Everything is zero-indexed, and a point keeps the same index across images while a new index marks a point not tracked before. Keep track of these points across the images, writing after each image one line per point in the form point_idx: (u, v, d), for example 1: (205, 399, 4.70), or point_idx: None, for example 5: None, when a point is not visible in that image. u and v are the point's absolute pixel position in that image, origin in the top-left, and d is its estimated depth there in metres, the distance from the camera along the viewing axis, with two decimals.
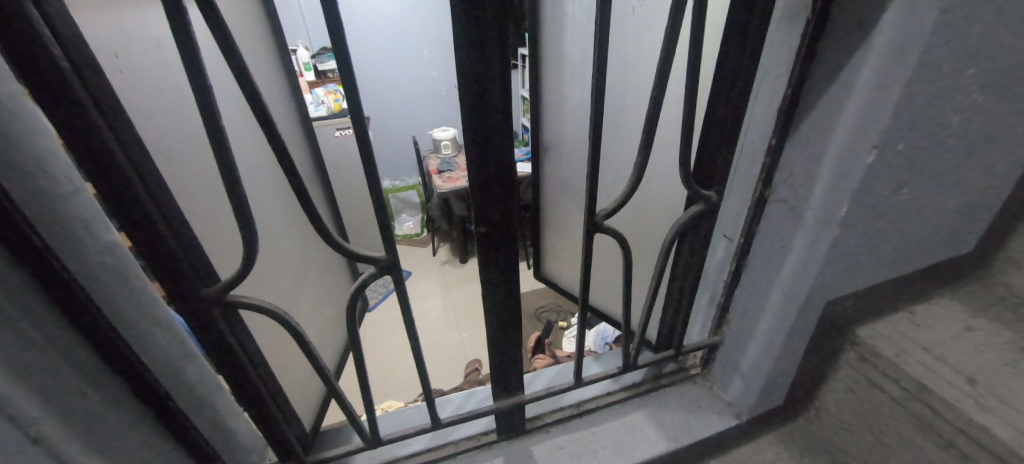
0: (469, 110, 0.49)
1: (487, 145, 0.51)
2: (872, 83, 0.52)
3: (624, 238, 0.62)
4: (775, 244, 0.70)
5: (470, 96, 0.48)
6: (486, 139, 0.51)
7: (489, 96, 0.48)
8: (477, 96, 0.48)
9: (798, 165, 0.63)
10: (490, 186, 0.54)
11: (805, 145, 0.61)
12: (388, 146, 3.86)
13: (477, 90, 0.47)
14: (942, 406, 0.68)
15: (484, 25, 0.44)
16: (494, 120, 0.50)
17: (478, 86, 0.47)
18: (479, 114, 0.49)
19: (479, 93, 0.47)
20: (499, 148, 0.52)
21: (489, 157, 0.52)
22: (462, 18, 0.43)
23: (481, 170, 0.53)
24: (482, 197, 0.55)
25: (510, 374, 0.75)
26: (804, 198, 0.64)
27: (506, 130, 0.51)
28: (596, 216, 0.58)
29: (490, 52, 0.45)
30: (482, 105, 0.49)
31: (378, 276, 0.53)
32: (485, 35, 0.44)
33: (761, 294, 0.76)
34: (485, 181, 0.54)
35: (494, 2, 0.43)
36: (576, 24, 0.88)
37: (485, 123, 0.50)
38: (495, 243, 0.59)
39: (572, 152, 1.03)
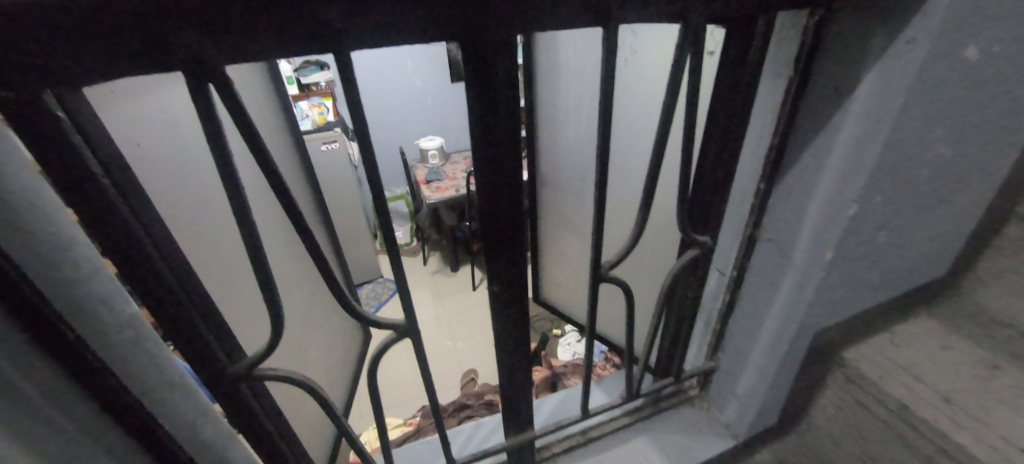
0: (482, 183, 0.51)
1: (498, 213, 0.53)
2: (852, 145, 0.56)
3: (626, 285, 0.65)
4: (767, 281, 0.74)
5: (482, 170, 0.50)
6: (496, 207, 0.53)
7: (500, 169, 0.50)
8: (487, 169, 0.50)
9: (785, 210, 0.67)
10: (502, 248, 0.56)
11: (792, 193, 0.65)
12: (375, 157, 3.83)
13: (489, 166, 0.49)
14: (924, 426, 0.74)
15: (496, 108, 0.46)
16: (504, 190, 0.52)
17: (489, 162, 0.49)
18: (490, 186, 0.51)
19: (491, 168, 0.49)
20: (510, 214, 0.54)
21: (500, 222, 0.54)
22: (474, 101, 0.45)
23: (493, 235, 0.55)
24: (494, 258, 0.57)
25: (520, 413, 0.78)
26: (792, 241, 0.68)
27: (517, 199, 0.53)
28: (601, 268, 0.61)
29: (502, 132, 0.47)
30: (492, 177, 0.51)
31: (397, 339, 0.55)
32: (496, 119, 0.46)
33: (754, 325, 0.80)
34: (497, 244, 0.56)
35: (505, 87, 0.45)
36: (570, 65, 0.92)
37: (496, 194, 0.52)
38: (505, 297, 0.61)
39: (568, 182, 1.07)
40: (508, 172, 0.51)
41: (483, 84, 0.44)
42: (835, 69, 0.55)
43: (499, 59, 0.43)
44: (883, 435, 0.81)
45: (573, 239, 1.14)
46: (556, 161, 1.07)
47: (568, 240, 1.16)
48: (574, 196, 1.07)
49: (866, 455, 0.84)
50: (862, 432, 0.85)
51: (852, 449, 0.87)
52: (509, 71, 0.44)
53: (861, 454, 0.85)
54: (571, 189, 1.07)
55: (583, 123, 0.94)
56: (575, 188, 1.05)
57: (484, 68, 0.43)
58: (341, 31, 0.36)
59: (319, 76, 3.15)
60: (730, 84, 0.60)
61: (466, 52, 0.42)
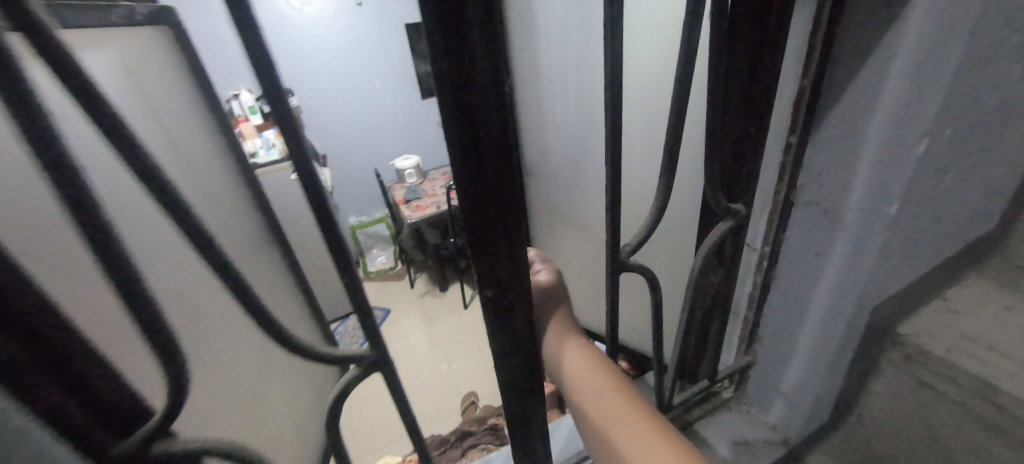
0: (459, 151, 0.37)
1: (485, 193, 0.39)
2: (913, 66, 0.45)
3: (651, 275, 0.52)
4: (810, 252, 0.62)
5: (456, 133, 0.36)
6: (483, 185, 0.38)
7: (484, 130, 0.36)
8: (464, 133, 0.36)
9: (826, 163, 0.56)
10: (493, 242, 0.42)
11: (834, 143, 0.54)
12: (348, 180, 3.66)
13: (466, 124, 0.35)
14: (1012, 404, 0.63)
15: (467, 35, 0.31)
16: (489, 162, 0.38)
17: (467, 121, 0.35)
18: (470, 157, 0.37)
19: (468, 134, 0.36)
20: (502, 194, 0.40)
21: (489, 207, 0.40)
22: (433, 28, 0.31)
23: (480, 225, 0.40)
24: (484, 256, 0.43)
25: (535, 448, 0.63)
26: (840, 200, 0.56)
27: (507, 172, 0.39)
28: (619, 253, 0.48)
29: (476, 81, 0.34)
30: (471, 144, 0.36)
31: (362, 376, 0.40)
32: (465, 61, 0.33)
33: (797, 307, 0.68)
34: (488, 237, 0.42)
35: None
36: (550, 34, 0.81)
37: (481, 167, 0.38)
38: (502, 306, 0.47)
39: (563, 168, 0.95)
40: (490, 140, 0.37)
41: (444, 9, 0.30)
42: None
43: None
44: (958, 419, 0.70)
45: (575, 230, 1.03)
46: (546, 145, 0.96)
47: (570, 232, 1.05)
48: (571, 182, 0.96)
49: (939, 445, 0.73)
50: (930, 418, 0.73)
51: (920, 439, 0.75)
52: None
53: (932, 443, 0.74)
54: (567, 175, 0.96)
55: (574, 98, 0.82)
56: (572, 173, 0.94)
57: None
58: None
59: (282, 103, 2.98)
60: (751, 12, 0.48)
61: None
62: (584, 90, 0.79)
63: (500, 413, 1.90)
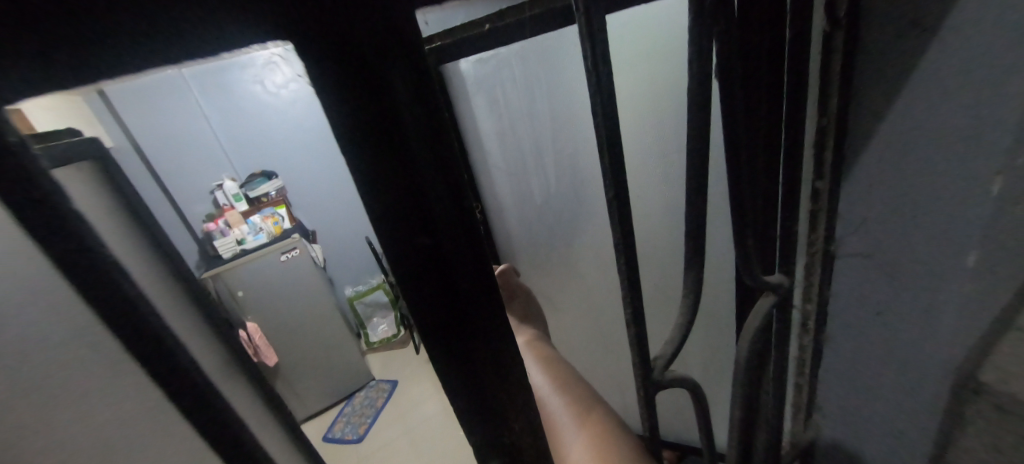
0: (402, 259, 0.25)
1: (451, 313, 0.27)
2: (967, 96, 0.37)
3: (693, 382, 0.41)
4: (872, 309, 0.53)
5: (394, 236, 0.24)
6: (445, 304, 0.27)
7: (433, 227, 0.24)
8: (403, 237, 0.24)
9: (871, 210, 0.48)
10: (478, 379, 0.29)
11: (877, 184, 0.46)
12: (340, 252, 3.56)
13: (405, 220, 0.24)
14: None
15: (385, 97, 0.21)
16: (455, 269, 0.26)
17: (405, 216, 0.24)
18: (421, 267, 0.25)
19: (407, 231, 0.24)
20: (479, 310, 0.28)
21: (463, 332, 0.28)
22: (331, 98, 0.20)
23: (454, 358, 0.28)
24: (469, 401, 0.30)
25: None
26: (898, 249, 0.47)
27: (482, 277, 0.27)
28: (652, 369, 0.38)
29: (421, 197, 0.23)
30: (418, 250, 0.25)
31: None
32: (411, 178, 0.23)
33: (866, 370, 0.58)
34: (470, 375, 0.29)
35: (384, 44, 0.20)
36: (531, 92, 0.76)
37: (442, 277, 0.26)
38: (508, 460, 0.33)
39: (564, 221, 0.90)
40: (460, 270, 0.26)
41: (366, 112, 0.21)
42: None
43: (391, 60, 0.20)
44: None
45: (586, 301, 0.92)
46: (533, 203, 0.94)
47: (578, 288, 0.99)
48: (568, 238, 0.92)
49: None
50: None
51: None
52: (411, 89, 0.21)
53: None
54: (559, 225, 0.93)
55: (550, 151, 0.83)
56: (566, 227, 0.91)
57: (343, 44, 0.19)
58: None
59: (267, 187, 2.96)
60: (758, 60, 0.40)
61: (308, 60, 0.20)
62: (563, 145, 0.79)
63: None
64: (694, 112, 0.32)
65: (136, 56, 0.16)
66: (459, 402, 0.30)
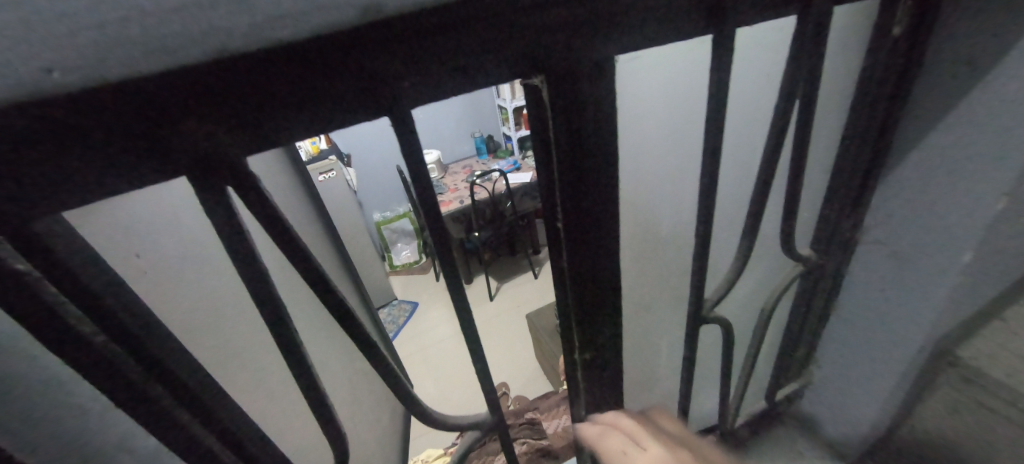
0: (570, 218, 0.37)
1: (590, 255, 0.40)
2: (999, 125, 0.46)
3: (727, 322, 0.55)
4: (878, 284, 0.65)
5: (569, 202, 0.36)
6: (587, 250, 0.39)
7: (594, 195, 0.36)
8: (573, 202, 0.36)
9: (899, 207, 0.57)
10: (594, 303, 0.43)
11: (909, 187, 0.55)
12: (371, 179, 3.69)
13: (577, 191, 0.36)
14: None
15: (584, 110, 0.32)
16: (597, 228, 0.39)
17: (578, 189, 0.36)
18: (578, 225, 0.38)
19: (576, 199, 0.36)
20: (605, 254, 0.40)
21: (593, 270, 0.41)
22: (556, 110, 0.31)
23: (582, 287, 0.41)
24: (585, 318, 0.44)
25: None
26: (914, 241, 0.58)
27: (612, 233, 0.39)
28: (701, 307, 0.52)
29: (590, 180, 0.36)
30: (580, 213, 0.37)
31: (481, 437, 0.45)
32: (584, 166, 0.35)
33: (863, 333, 0.71)
34: (590, 299, 0.43)
35: (590, 76, 0.31)
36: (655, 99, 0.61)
37: (587, 232, 0.38)
38: (597, 361, 0.48)
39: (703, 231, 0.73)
40: (602, 216, 0.38)
41: (570, 122, 0.32)
42: (966, 37, 0.45)
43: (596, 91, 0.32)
44: None
45: None
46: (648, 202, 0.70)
47: None
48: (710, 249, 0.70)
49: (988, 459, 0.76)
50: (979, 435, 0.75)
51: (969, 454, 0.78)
52: (597, 111, 0.33)
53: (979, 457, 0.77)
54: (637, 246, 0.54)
55: None
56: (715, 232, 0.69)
57: (574, 75, 0.30)
58: (370, 53, 0.22)
59: None
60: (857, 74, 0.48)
61: (555, 93, 0.31)
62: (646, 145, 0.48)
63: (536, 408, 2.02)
64: (779, 121, 0.42)
65: (414, 37, 0.23)
66: (574, 320, 0.44)
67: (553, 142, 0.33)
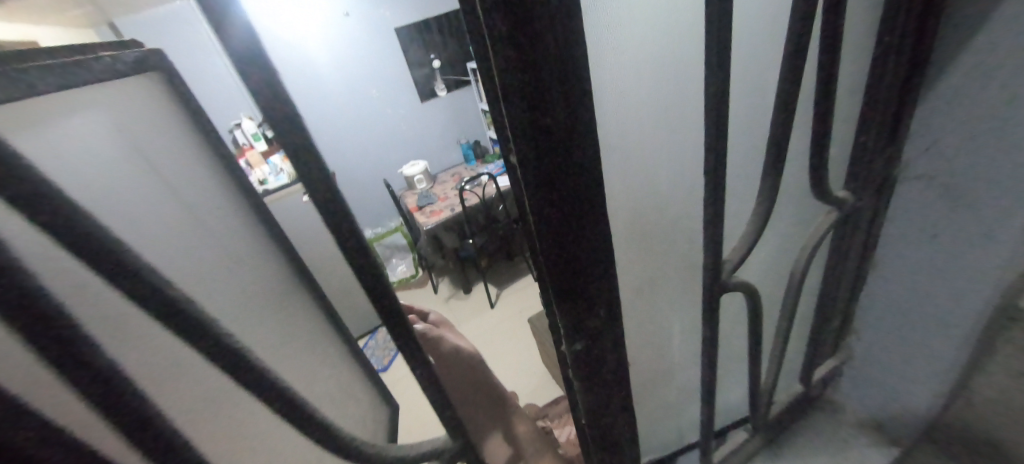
0: (525, 145, 0.30)
1: (557, 193, 0.32)
2: None
3: (754, 289, 0.45)
4: (926, 232, 0.54)
5: (521, 123, 0.29)
6: (551, 186, 0.32)
7: (550, 114, 0.30)
8: (524, 124, 0.29)
9: (947, 130, 0.48)
10: (569, 261, 0.35)
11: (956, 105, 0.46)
12: (357, 195, 3.57)
13: (530, 107, 0.29)
14: None
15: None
16: (561, 159, 0.31)
17: (530, 104, 0.29)
18: (537, 154, 0.30)
19: (531, 119, 0.29)
20: (574, 192, 0.33)
21: (562, 213, 0.33)
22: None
23: (552, 238, 0.33)
24: (563, 284, 0.35)
25: None
26: (969, 170, 0.48)
27: (580, 166, 0.32)
28: (721, 273, 0.41)
29: (553, 113, 0.30)
30: (535, 137, 0.30)
31: None
32: (536, 65, 0.28)
33: (912, 294, 0.60)
34: (565, 255, 0.34)
35: None
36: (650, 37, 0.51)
37: (549, 163, 0.31)
38: (588, 351, 0.38)
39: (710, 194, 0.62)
40: (565, 141, 0.31)
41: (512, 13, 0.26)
42: None
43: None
44: None
45: None
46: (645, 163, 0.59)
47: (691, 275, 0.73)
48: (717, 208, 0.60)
49: None
50: None
51: None
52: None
53: None
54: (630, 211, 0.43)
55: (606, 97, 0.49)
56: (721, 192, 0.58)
57: None
58: None
59: None
60: None
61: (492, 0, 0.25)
62: (636, 72, 0.36)
63: (546, 417, 1.88)
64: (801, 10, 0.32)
65: None
66: (554, 289, 0.35)
67: (491, 38, 0.27)
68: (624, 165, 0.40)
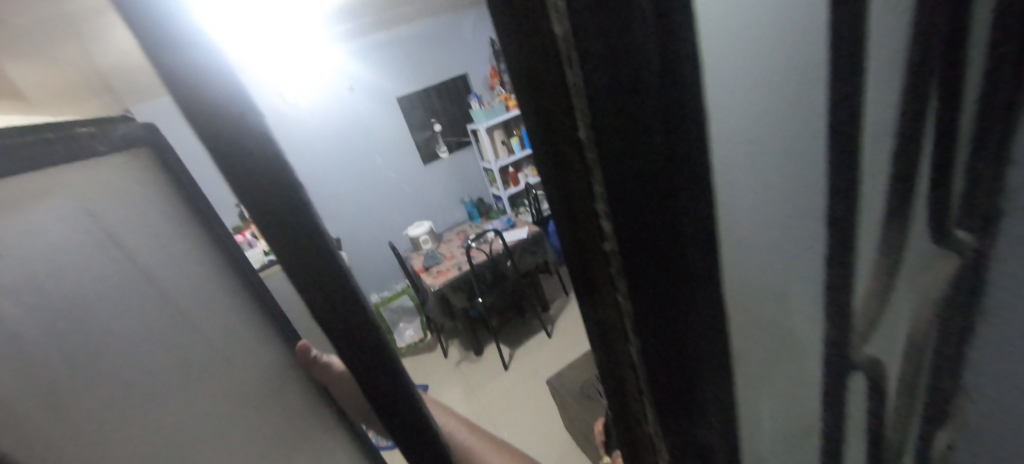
0: (616, 209, 0.23)
1: (653, 265, 0.25)
2: None
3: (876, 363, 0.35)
4: None
5: (612, 183, 0.22)
6: (646, 255, 0.25)
7: (644, 168, 0.23)
8: (616, 185, 0.22)
9: None
10: (669, 346, 0.27)
11: None
12: (361, 260, 3.50)
13: (622, 164, 0.22)
14: None
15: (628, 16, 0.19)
16: (655, 221, 0.24)
17: (621, 160, 0.22)
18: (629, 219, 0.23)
19: (622, 178, 0.22)
20: (671, 259, 0.26)
21: (659, 288, 0.26)
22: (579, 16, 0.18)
23: (648, 321, 0.26)
24: (662, 375, 0.27)
25: None
26: None
27: (675, 225, 0.25)
28: None
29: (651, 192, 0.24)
30: (628, 197, 0.23)
31: None
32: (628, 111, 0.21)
33: None
34: (663, 339, 0.27)
35: None
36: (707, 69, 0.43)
37: (644, 230, 0.24)
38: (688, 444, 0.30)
39: None
40: (660, 200, 0.24)
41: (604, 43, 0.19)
42: None
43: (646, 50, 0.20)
44: None
45: None
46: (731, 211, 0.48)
47: None
48: None
49: None
50: None
51: None
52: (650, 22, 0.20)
53: None
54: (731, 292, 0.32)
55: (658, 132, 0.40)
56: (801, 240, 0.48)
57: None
58: None
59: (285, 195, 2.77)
60: None
61: (583, 57, 0.19)
62: (742, 113, 0.27)
63: None
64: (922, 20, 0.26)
65: None
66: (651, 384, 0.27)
67: (577, 80, 0.19)
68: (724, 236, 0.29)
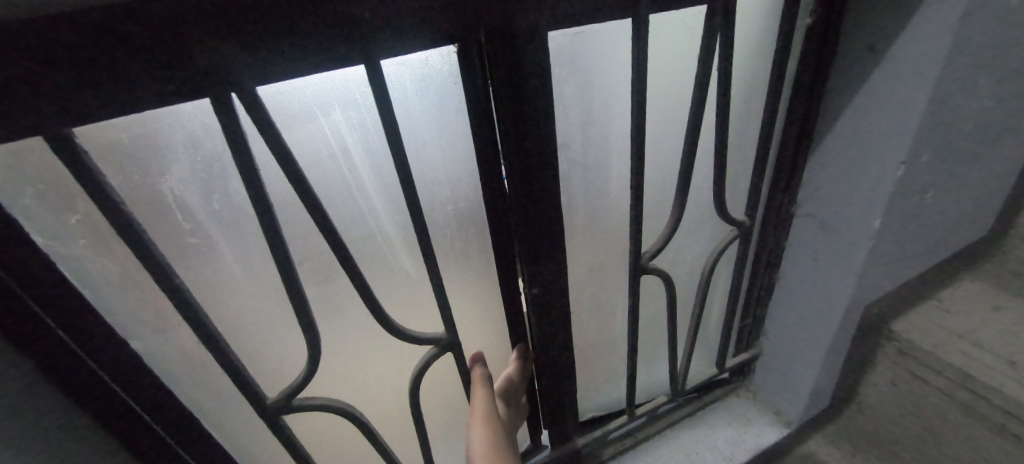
0: (514, 168, 0.47)
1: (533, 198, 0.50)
2: (893, 103, 0.53)
3: (666, 274, 0.63)
4: (809, 256, 0.71)
5: (513, 155, 0.46)
6: (529, 194, 0.49)
7: (531, 153, 0.47)
8: (515, 156, 0.46)
9: (827, 179, 0.63)
10: (536, 241, 0.53)
11: (830, 164, 0.62)
12: None
13: (518, 147, 0.46)
14: (990, 393, 0.68)
15: (528, 80, 0.42)
16: (538, 178, 0.49)
17: (518, 144, 0.46)
18: (520, 176, 0.48)
19: (519, 153, 0.46)
20: (544, 198, 0.50)
21: (533, 211, 0.51)
22: (503, 72, 0.41)
23: (525, 225, 0.51)
24: (528, 254, 0.54)
25: (563, 410, 0.72)
26: (838, 212, 0.64)
27: (551, 181, 0.50)
28: (641, 259, 0.59)
29: (537, 162, 0.48)
30: (520, 163, 0.47)
31: (438, 353, 0.54)
32: (524, 121, 0.44)
33: (800, 306, 0.77)
34: (534, 235, 0.53)
35: (522, 46, 0.40)
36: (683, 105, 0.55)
37: (530, 180, 0.48)
38: (543, 298, 0.59)
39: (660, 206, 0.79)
40: (540, 168, 0.48)
41: (515, 88, 0.42)
42: (862, 26, 0.52)
43: (542, 92, 0.44)
44: (940, 405, 0.76)
45: None
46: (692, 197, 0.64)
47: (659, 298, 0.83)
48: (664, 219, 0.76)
49: (922, 433, 0.80)
50: (915, 403, 0.79)
51: (903, 426, 0.82)
52: (540, 81, 0.43)
53: (911, 429, 0.81)
54: (578, 220, 0.61)
55: (619, 136, 0.57)
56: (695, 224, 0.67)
57: (510, 48, 0.40)
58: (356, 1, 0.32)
59: None
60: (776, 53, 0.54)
61: (501, 95, 0.42)
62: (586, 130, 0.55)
63: None
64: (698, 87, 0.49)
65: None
66: (523, 258, 0.54)
67: (498, 102, 0.43)
68: (575, 190, 0.58)
